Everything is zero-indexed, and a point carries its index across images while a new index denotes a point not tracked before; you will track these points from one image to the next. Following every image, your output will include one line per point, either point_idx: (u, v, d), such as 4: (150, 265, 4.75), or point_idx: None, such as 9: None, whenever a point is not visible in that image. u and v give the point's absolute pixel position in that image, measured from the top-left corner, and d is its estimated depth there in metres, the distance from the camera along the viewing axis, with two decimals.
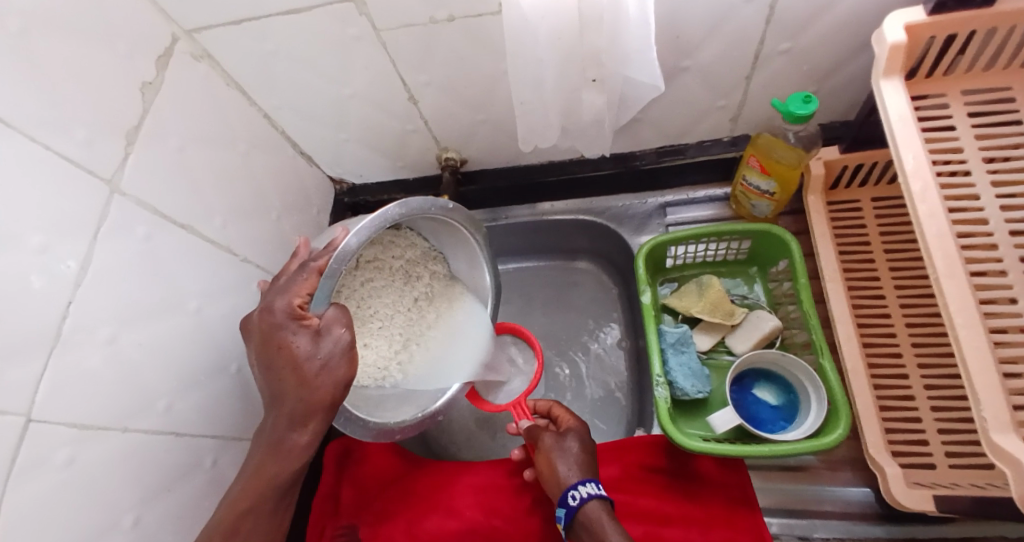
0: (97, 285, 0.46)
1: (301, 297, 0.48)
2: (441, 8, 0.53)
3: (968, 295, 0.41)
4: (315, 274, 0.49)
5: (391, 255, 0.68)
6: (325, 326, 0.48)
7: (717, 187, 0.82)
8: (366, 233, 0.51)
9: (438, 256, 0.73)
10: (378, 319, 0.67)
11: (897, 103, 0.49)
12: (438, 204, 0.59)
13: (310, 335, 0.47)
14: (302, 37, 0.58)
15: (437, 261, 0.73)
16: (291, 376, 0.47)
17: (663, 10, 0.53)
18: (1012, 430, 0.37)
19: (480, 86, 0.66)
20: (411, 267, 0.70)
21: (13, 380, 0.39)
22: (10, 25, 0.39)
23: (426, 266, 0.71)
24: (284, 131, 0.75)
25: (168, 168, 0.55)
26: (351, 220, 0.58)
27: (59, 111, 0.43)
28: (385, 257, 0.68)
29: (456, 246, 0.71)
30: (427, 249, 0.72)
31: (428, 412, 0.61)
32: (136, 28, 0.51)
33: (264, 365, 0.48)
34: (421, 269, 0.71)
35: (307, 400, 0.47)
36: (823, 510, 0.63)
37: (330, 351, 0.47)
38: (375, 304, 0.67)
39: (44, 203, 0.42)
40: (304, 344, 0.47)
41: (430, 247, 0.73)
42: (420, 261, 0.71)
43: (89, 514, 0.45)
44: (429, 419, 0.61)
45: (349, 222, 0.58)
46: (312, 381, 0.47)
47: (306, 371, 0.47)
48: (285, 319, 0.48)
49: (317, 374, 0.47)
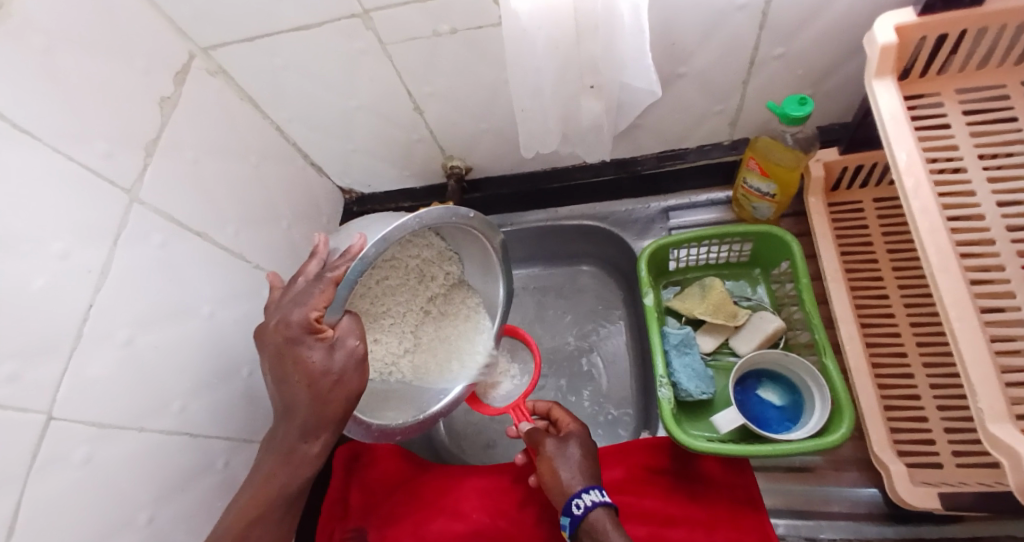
0: (117, 290, 0.48)
1: (318, 310, 0.47)
2: (443, 21, 0.55)
3: (962, 288, 0.41)
4: (330, 286, 0.48)
5: (408, 255, 0.68)
6: (339, 337, 0.48)
7: (719, 190, 0.83)
8: (383, 242, 0.50)
9: (452, 256, 0.73)
10: (389, 316, 0.68)
11: (889, 102, 0.49)
12: (458, 214, 0.58)
13: (324, 348, 0.48)
14: (310, 52, 0.60)
15: (451, 261, 0.72)
16: (305, 390, 0.48)
17: (657, 18, 0.55)
18: (1009, 420, 0.38)
19: (482, 95, 0.67)
20: (426, 267, 0.70)
21: (33, 379, 0.40)
22: (36, 43, 0.41)
23: (440, 267, 0.71)
24: (295, 142, 0.78)
25: (184, 179, 0.58)
26: (371, 224, 0.58)
27: (84, 127, 0.46)
28: (402, 257, 0.68)
29: (473, 250, 0.71)
30: (443, 249, 0.72)
31: (428, 414, 0.63)
32: (153, 45, 0.54)
33: (278, 378, 0.49)
34: (435, 270, 0.71)
35: (323, 411, 0.49)
36: (831, 510, 0.63)
37: (343, 364, 0.48)
38: (388, 302, 0.68)
39: (69, 213, 0.44)
40: (319, 358, 0.47)
41: (446, 247, 0.72)
42: (435, 260, 0.71)
43: (105, 511, 0.47)
44: (428, 421, 0.63)
45: (368, 227, 0.57)
46: (326, 395, 0.48)
47: (321, 384, 0.48)
48: (301, 332, 0.47)
49: (332, 388, 0.48)
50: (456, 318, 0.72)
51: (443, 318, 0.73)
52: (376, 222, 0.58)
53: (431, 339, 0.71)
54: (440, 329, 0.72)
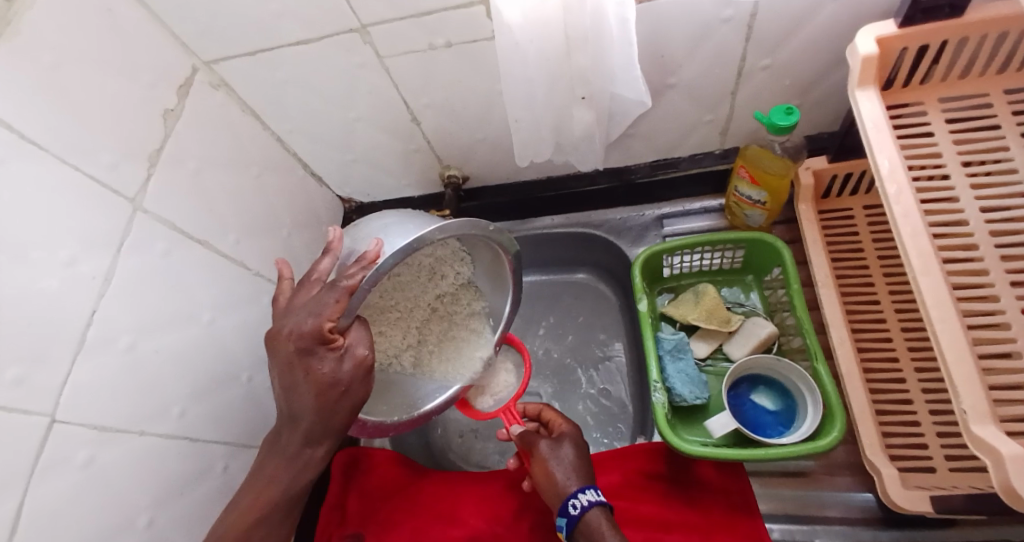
0: (119, 296, 0.50)
1: (331, 321, 0.46)
2: (438, 35, 0.57)
3: (944, 290, 0.42)
4: (345, 296, 0.46)
5: (422, 252, 0.67)
6: (349, 346, 0.48)
7: (712, 198, 0.85)
8: (399, 254, 0.49)
9: (465, 257, 0.71)
10: (396, 310, 0.67)
11: (871, 111, 0.51)
12: (476, 226, 0.56)
13: (335, 358, 0.47)
14: (309, 65, 0.62)
15: (463, 262, 0.71)
16: (314, 398, 0.47)
17: (645, 30, 0.57)
18: (992, 421, 0.38)
19: (477, 106, 0.69)
20: (438, 265, 0.69)
21: (39, 382, 0.42)
22: (44, 58, 0.43)
23: (452, 266, 0.70)
24: (296, 153, 0.80)
25: (186, 189, 0.59)
26: (390, 226, 0.55)
27: (88, 139, 0.47)
28: (416, 254, 0.67)
29: (488, 257, 0.70)
30: (457, 249, 0.70)
31: (420, 413, 0.66)
32: (157, 60, 0.56)
33: (286, 386, 0.48)
34: (447, 269, 0.70)
35: (327, 422, 0.49)
36: (826, 515, 0.63)
37: (351, 373, 0.48)
38: (398, 297, 0.67)
39: (74, 224, 0.45)
40: (329, 369, 0.47)
41: (461, 247, 0.71)
42: (447, 260, 0.70)
43: (107, 515, 0.48)
44: (420, 418, 0.66)
45: (387, 230, 0.54)
46: (333, 406, 0.48)
47: (329, 394, 0.47)
48: (314, 343, 0.46)
49: (339, 398, 0.48)
50: (461, 319, 0.73)
51: (449, 317, 0.73)
52: (394, 224, 0.55)
53: (435, 337, 0.71)
54: (446, 328, 0.72)
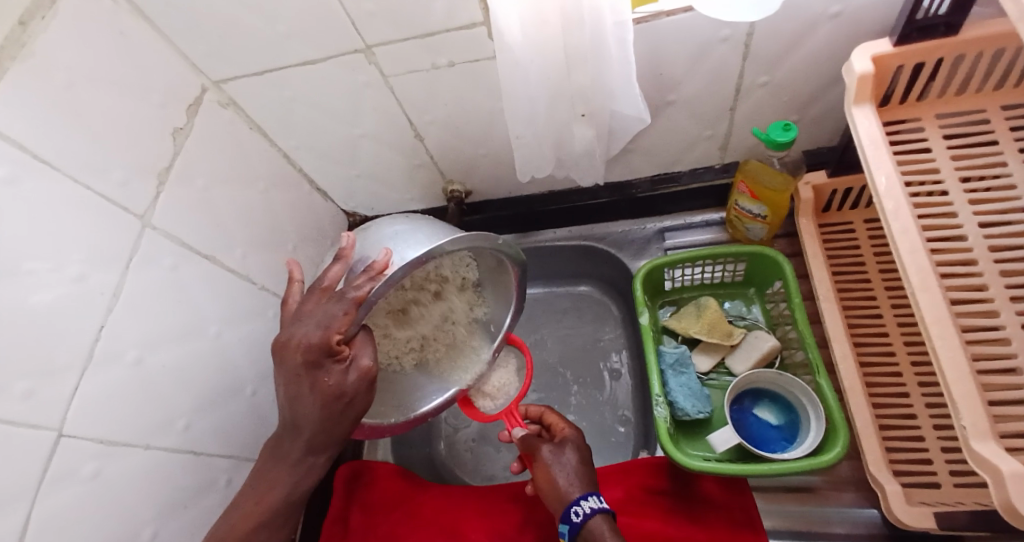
0: (127, 311, 0.50)
1: (340, 333, 0.46)
2: (441, 55, 0.58)
3: (942, 306, 0.42)
4: (352, 308, 0.46)
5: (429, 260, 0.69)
6: (354, 355, 0.48)
7: (713, 212, 0.86)
8: (409, 265, 0.48)
9: (470, 261, 0.71)
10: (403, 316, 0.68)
11: (868, 128, 0.52)
12: (487, 240, 0.55)
13: (341, 370, 0.47)
14: (314, 85, 0.64)
15: (467, 267, 0.71)
16: (319, 410, 0.48)
17: (642, 49, 0.58)
18: (991, 438, 0.38)
19: (479, 123, 0.70)
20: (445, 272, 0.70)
21: (47, 396, 0.42)
22: (57, 79, 0.44)
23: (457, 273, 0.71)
24: (301, 169, 0.81)
25: (193, 205, 0.60)
26: (399, 235, 0.55)
27: (98, 155, 0.48)
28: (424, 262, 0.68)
29: (493, 263, 0.70)
30: (462, 255, 0.70)
31: (413, 415, 0.66)
32: (168, 80, 0.57)
33: (291, 397, 0.48)
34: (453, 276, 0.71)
35: (330, 432, 0.50)
36: (832, 531, 0.63)
37: (356, 385, 0.48)
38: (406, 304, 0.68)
39: (84, 239, 0.47)
40: (335, 380, 0.47)
41: (467, 253, 0.71)
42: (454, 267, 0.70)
43: (111, 529, 0.48)
44: (415, 419, 0.67)
45: (397, 240, 0.54)
46: (338, 415, 0.49)
47: (334, 406, 0.48)
48: (321, 356, 0.46)
49: (343, 410, 0.49)
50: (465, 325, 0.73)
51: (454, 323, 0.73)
52: (404, 233, 0.55)
53: (440, 344, 0.71)
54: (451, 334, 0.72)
